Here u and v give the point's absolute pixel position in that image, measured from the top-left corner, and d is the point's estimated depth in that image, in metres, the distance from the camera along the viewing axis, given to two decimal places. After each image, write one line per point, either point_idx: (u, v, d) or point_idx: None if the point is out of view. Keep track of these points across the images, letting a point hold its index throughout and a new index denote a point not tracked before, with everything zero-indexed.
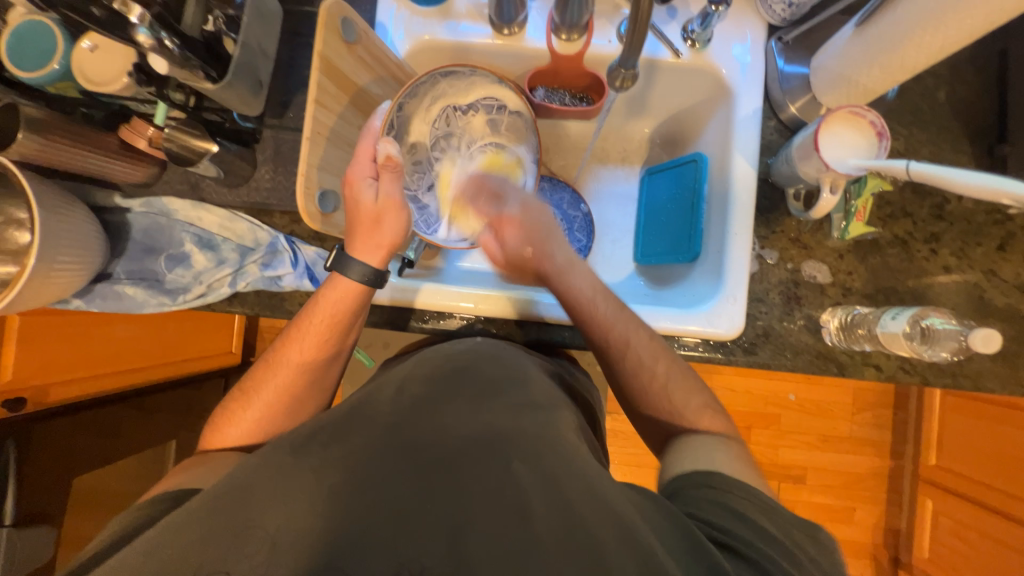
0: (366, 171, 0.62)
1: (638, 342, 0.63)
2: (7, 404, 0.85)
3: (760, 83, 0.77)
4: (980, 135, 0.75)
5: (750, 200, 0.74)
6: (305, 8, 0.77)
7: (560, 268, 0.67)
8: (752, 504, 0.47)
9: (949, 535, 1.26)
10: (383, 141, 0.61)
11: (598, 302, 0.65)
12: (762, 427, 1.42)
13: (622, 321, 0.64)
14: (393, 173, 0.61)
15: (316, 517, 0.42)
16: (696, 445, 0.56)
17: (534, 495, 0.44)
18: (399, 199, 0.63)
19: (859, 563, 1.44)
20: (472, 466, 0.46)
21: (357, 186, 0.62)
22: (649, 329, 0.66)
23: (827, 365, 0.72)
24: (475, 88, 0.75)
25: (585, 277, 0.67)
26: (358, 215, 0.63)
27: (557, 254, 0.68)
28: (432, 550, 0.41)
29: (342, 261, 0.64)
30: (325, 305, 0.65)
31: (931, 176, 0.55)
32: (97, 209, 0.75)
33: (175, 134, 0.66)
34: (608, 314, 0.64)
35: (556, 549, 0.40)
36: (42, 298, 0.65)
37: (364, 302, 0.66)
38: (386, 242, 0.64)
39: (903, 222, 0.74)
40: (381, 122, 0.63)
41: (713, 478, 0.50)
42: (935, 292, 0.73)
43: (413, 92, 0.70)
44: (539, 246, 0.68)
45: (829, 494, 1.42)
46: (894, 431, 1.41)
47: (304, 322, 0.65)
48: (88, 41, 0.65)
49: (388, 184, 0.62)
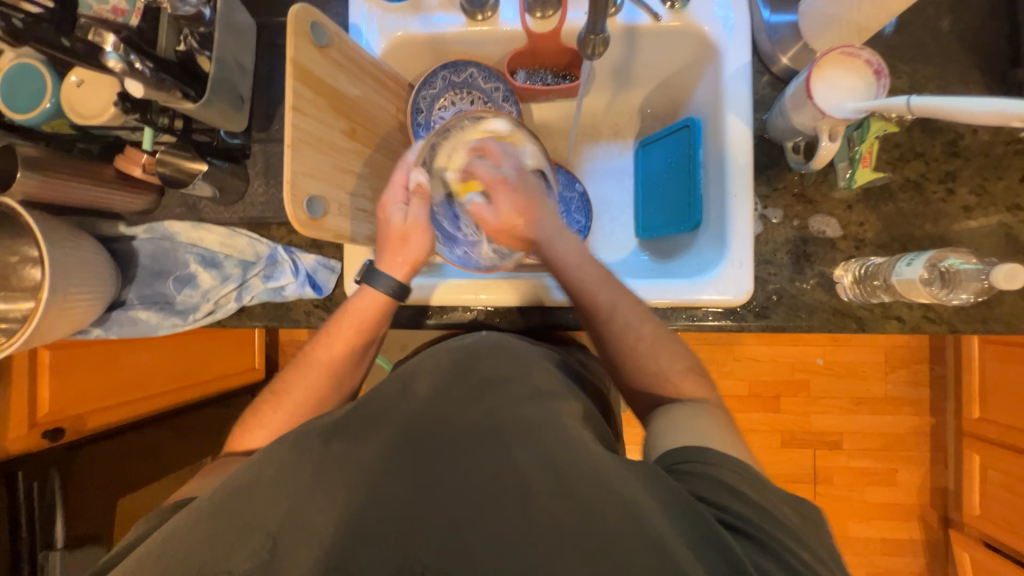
0: (398, 197, 0.67)
1: (624, 306, 0.62)
2: (48, 434, 0.90)
3: (747, 36, 0.73)
4: (991, 62, 0.70)
5: (747, 159, 0.71)
6: (279, 19, 0.77)
7: (549, 236, 0.66)
8: (755, 481, 0.46)
9: (999, 489, 1.19)
10: (415, 170, 0.67)
11: (585, 268, 0.64)
12: (791, 395, 1.38)
13: (609, 286, 0.63)
14: (423, 200, 0.67)
15: (317, 517, 0.43)
16: (687, 419, 0.54)
17: (535, 476, 0.44)
18: (427, 221, 0.66)
19: (908, 526, 1.38)
20: (467, 456, 0.46)
21: (388, 209, 0.66)
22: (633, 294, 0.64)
23: (845, 321, 0.70)
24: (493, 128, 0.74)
25: (576, 246, 0.66)
26: (387, 234, 0.66)
27: (547, 221, 0.67)
28: (431, 543, 0.41)
29: (370, 273, 0.65)
30: (355, 309, 0.66)
31: (935, 109, 0.52)
32: (105, 240, 0.78)
33: (167, 158, 0.67)
34: (595, 278, 0.63)
35: (554, 534, 0.41)
36: (61, 330, 0.68)
37: (388, 310, 0.67)
38: (412, 258, 0.66)
39: (915, 163, 0.70)
40: (413, 154, 0.69)
41: (710, 454, 0.48)
42: (956, 234, 0.69)
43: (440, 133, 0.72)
44: (530, 212, 0.67)
45: (869, 457, 1.38)
46: (932, 387, 1.36)
47: (335, 325, 0.66)
48: (75, 75, 0.68)
49: (417, 208, 0.66)
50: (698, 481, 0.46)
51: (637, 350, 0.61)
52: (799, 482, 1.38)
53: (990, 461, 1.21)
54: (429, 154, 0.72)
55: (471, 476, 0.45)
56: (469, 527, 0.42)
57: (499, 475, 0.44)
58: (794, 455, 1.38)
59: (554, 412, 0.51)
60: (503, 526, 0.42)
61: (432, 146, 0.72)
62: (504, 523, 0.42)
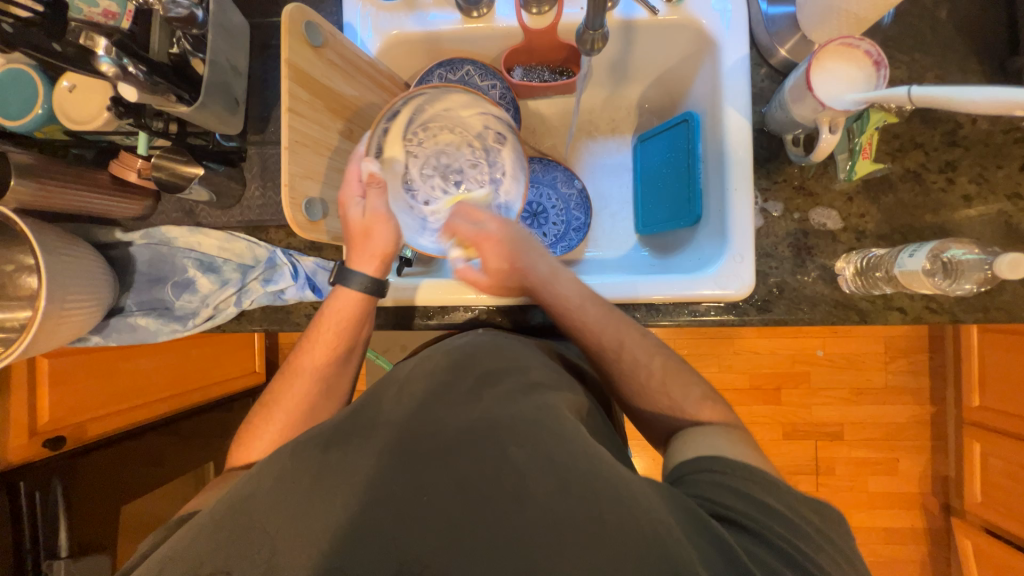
0: (354, 191, 0.64)
1: (629, 341, 0.63)
2: (49, 442, 0.90)
3: (745, 29, 0.73)
4: (989, 50, 0.70)
5: (746, 153, 0.71)
6: (272, 19, 0.76)
7: (544, 280, 0.67)
8: (761, 484, 0.47)
9: (999, 476, 1.20)
10: (365, 161, 0.65)
11: (587, 308, 0.64)
12: (791, 387, 1.38)
13: (614, 322, 0.64)
14: (380, 189, 0.65)
15: (320, 524, 0.43)
16: (701, 433, 0.55)
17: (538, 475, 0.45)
18: (387, 211, 0.65)
19: (910, 515, 1.39)
20: (469, 460, 0.46)
21: (346, 205, 0.64)
22: (637, 325, 0.66)
23: (847, 314, 0.70)
24: (446, 100, 0.73)
25: (571, 284, 0.67)
26: (349, 233, 0.65)
27: (539, 266, 0.68)
28: (435, 550, 0.41)
29: (342, 273, 0.66)
30: (333, 310, 0.66)
31: (936, 100, 0.52)
32: (102, 246, 0.77)
33: (162, 162, 0.66)
34: (598, 316, 0.64)
35: (558, 537, 0.41)
36: (59, 339, 0.68)
37: (368, 308, 0.67)
38: (380, 251, 0.66)
39: (914, 153, 0.70)
40: (363, 144, 0.65)
41: (712, 460, 0.50)
42: (957, 225, 0.69)
43: (387, 117, 0.68)
44: (520, 260, 0.68)
45: (870, 447, 1.38)
46: (932, 376, 1.36)
47: (316, 329, 0.67)
48: (67, 80, 0.67)
49: (375, 200, 0.65)
50: (702, 486, 0.48)
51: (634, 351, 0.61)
52: (801, 473, 1.39)
53: (990, 449, 1.22)
54: (380, 141, 0.69)
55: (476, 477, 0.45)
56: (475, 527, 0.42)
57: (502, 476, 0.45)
58: (795, 447, 1.39)
59: (554, 411, 0.51)
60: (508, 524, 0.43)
61: (384, 132, 0.69)
62: (511, 522, 0.42)
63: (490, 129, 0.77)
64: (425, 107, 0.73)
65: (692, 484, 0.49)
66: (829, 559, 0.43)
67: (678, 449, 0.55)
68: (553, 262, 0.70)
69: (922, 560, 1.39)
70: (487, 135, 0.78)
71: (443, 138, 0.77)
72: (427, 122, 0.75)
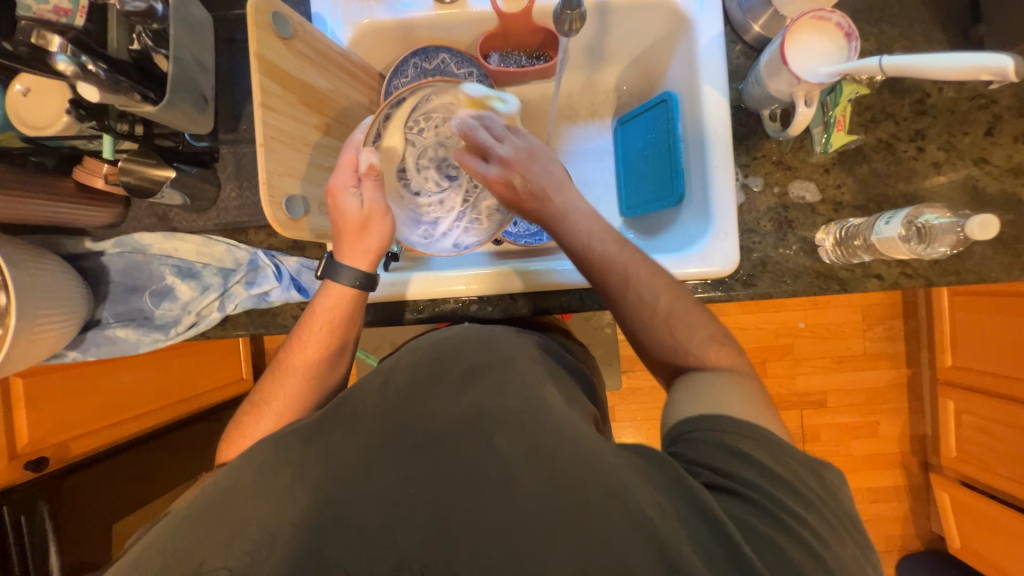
0: (348, 180, 0.63)
1: (637, 281, 0.60)
2: (31, 464, 0.86)
3: (718, 7, 0.73)
4: (952, 19, 0.72)
5: (726, 130, 0.72)
6: (237, 12, 0.73)
7: (556, 214, 0.65)
8: (756, 442, 0.48)
9: (973, 431, 1.26)
10: (363, 151, 0.63)
11: (594, 246, 0.63)
12: (776, 359, 1.42)
13: (623, 258, 0.62)
14: (375, 181, 0.64)
15: (329, 523, 0.44)
16: (702, 387, 0.54)
17: (531, 460, 0.46)
18: (384, 204, 0.65)
19: (892, 473, 1.45)
20: (468, 449, 0.47)
21: (341, 196, 0.63)
22: (648, 260, 0.63)
23: (828, 283, 0.72)
24: (451, 96, 0.72)
25: (586, 221, 0.64)
26: (342, 224, 0.64)
27: (553, 200, 0.66)
28: (445, 541, 0.42)
29: (331, 267, 0.64)
30: (324, 308, 0.66)
31: (907, 69, 0.52)
32: (72, 257, 0.74)
33: (131, 166, 0.64)
34: (608, 253, 0.63)
35: (563, 519, 0.43)
36: (34, 356, 0.65)
37: (358, 306, 0.67)
38: (373, 248, 0.65)
39: (885, 124, 0.72)
40: (361, 134, 0.64)
41: (714, 420, 0.50)
42: (928, 191, 0.72)
43: (393, 104, 0.69)
44: (531, 195, 0.66)
45: (853, 412, 1.44)
46: (908, 340, 1.42)
47: (307, 327, 0.66)
48: (20, 84, 0.64)
49: (371, 192, 0.64)
50: (702, 448, 0.49)
51: (660, 314, 0.60)
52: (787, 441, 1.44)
53: (963, 405, 1.28)
54: (380, 127, 0.69)
55: (477, 465, 0.46)
56: (478, 511, 0.44)
57: (498, 461, 0.46)
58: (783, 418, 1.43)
59: (537, 397, 0.52)
60: (506, 507, 0.44)
61: (385, 118, 0.69)
62: (517, 504, 0.44)
63: None
64: (432, 98, 0.72)
65: (692, 443, 0.50)
66: (829, 520, 0.44)
67: (673, 411, 0.55)
68: (571, 194, 0.67)
69: (905, 515, 1.46)
70: None
71: (447, 133, 0.76)
72: (431, 113, 0.74)
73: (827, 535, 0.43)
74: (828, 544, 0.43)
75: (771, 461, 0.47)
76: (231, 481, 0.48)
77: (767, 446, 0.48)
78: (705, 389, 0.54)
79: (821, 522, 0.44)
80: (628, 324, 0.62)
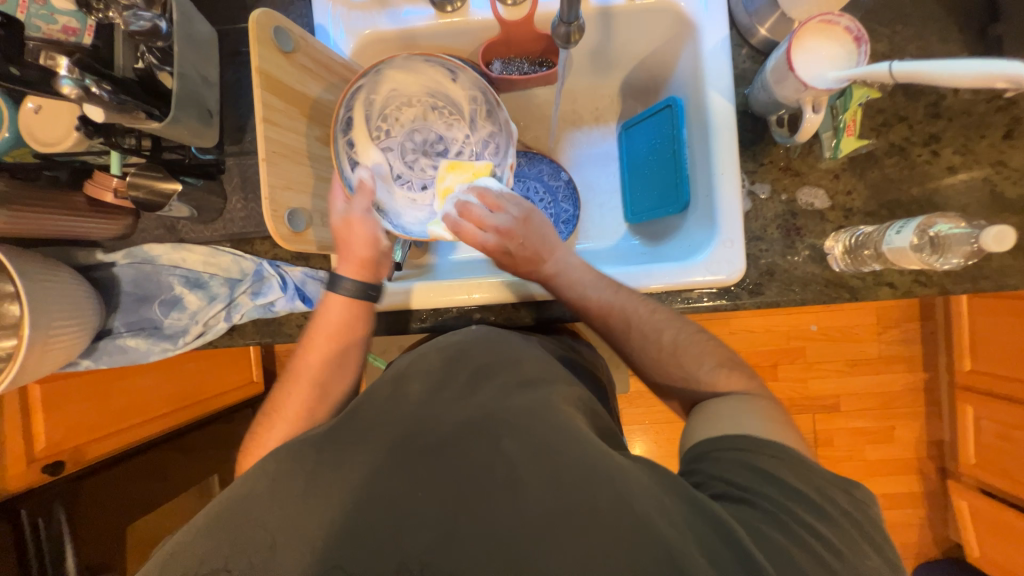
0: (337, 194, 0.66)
1: (638, 318, 0.64)
2: (48, 468, 0.89)
3: (723, 10, 0.72)
4: (970, 18, 0.69)
5: (732, 135, 0.70)
6: (243, 25, 0.74)
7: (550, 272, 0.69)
8: (787, 465, 0.47)
9: (992, 437, 1.22)
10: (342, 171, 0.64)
11: (591, 297, 0.66)
12: (788, 362, 1.40)
13: (620, 301, 0.65)
14: (364, 193, 0.65)
15: (328, 535, 0.44)
16: (730, 408, 0.54)
17: (530, 473, 0.45)
18: (365, 214, 0.65)
19: (908, 479, 1.42)
20: (467, 461, 0.47)
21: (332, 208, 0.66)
22: (649, 301, 0.66)
23: (839, 292, 0.70)
24: (387, 80, 0.70)
25: (579, 271, 0.68)
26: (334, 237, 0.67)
27: (546, 262, 0.69)
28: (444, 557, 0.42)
29: (330, 279, 0.67)
30: (324, 319, 0.67)
31: (919, 75, 0.51)
32: (84, 268, 0.76)
33: (138, 181, 0.65)
34: (603, 298, 0.66)
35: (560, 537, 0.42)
36: (48, 366, 0.67)
37: (358, 312, 0.68)
38: (360, 256, 0.66)
39: (898, 128, 0.70)
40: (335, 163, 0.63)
41: (736, 438, 0.50)
42: (943, 196, 0.69)
43: (343, 127, 0.66)
44: (526, 261, 0.69)
45: (867, 417, 1.41)
46: (925, 344, 1.38)
47: (311, 333, 0.67)
48: (32, 102, 0.66)
49: (357, 203, 0.65)
50: (727, 465, 0.48)
51: (666, 346, 0.63)
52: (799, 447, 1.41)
53: (983, 412, 1.24)
54: (351, 153, 0.68)
55: (475, 479, 0.46)
56: (476, 524, 0.43)
57: (494, 475, 0.46)
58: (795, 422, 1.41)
59: (538, 407, 0.51)
60: (504, 522, 0.43)
61: (349, 143, 0.68)
62: (513, 517, 0.43)
63: (437, 77, 0.71)
64: (373, 96, 0.70)
65: (713, 463, 0.49)
66: (846, 532, 0.43)
67: (689, 434, 0.56)
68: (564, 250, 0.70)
69: (921, 522, 1.42)
70: (437, 92, 0.74)
71: (405, 117, 0.76)
72: (383, 108, 0.73)
73: (838, 551, 0.42)
74: (843, 553, 0.42)
75: (794, 481, 0.46)
76: (238, 490, 0.48)
77: (781, 451, 0.48)
78: (729, 409, 0.54)
79: (833, 531, 0.43)
80: (642, 366, 0.65)
